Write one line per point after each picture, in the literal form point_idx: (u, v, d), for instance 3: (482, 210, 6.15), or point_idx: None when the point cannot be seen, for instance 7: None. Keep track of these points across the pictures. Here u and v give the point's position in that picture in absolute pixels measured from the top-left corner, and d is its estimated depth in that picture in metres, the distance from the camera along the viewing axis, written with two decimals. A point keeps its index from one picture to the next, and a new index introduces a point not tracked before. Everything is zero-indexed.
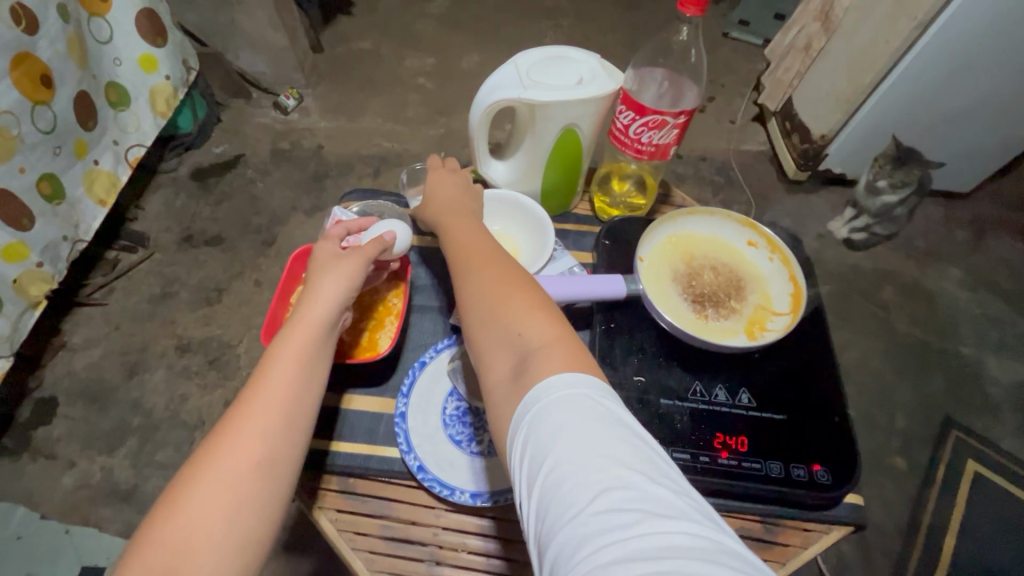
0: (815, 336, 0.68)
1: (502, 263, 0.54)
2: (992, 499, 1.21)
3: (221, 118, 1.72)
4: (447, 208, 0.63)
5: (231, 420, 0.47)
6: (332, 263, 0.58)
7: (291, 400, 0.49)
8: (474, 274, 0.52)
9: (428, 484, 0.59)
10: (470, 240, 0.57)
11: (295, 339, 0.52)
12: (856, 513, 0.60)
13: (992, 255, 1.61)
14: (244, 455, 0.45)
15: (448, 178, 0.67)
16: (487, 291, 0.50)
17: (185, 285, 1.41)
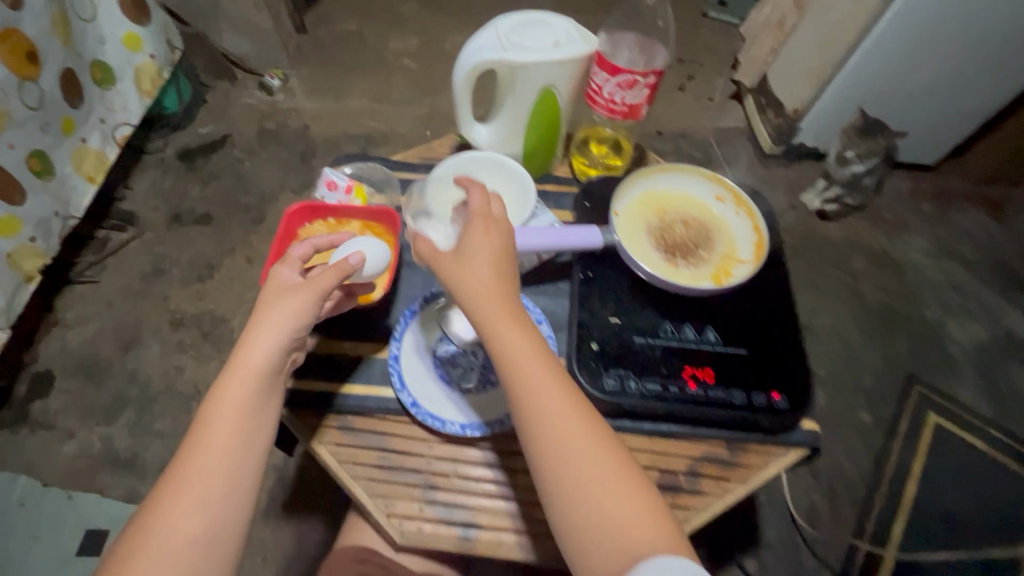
0: (777, 280, 0.73)
1: (568, 405, 0.51)
2: (955, 447, 1.27)
3: (207, 99, 1.73)
4: (490, 301, 0.54)
5: (178, 477, 0.53)
6: (275, 298, 0.58)
7: (234, 463, 0.54)
8: (552, 433, 0.50)
9: (421, 417, 0.64)
10: (527, 364, 0.52)
11: (234, 395, 0.55)
12: (811, 437, 0.66)
13: (958, 225, 1.63)
14: (186, 525, 0.51)
15: (482, 239, 0.56)
16: (571, 457, 0.50)
17: (176, 263, 1.43)
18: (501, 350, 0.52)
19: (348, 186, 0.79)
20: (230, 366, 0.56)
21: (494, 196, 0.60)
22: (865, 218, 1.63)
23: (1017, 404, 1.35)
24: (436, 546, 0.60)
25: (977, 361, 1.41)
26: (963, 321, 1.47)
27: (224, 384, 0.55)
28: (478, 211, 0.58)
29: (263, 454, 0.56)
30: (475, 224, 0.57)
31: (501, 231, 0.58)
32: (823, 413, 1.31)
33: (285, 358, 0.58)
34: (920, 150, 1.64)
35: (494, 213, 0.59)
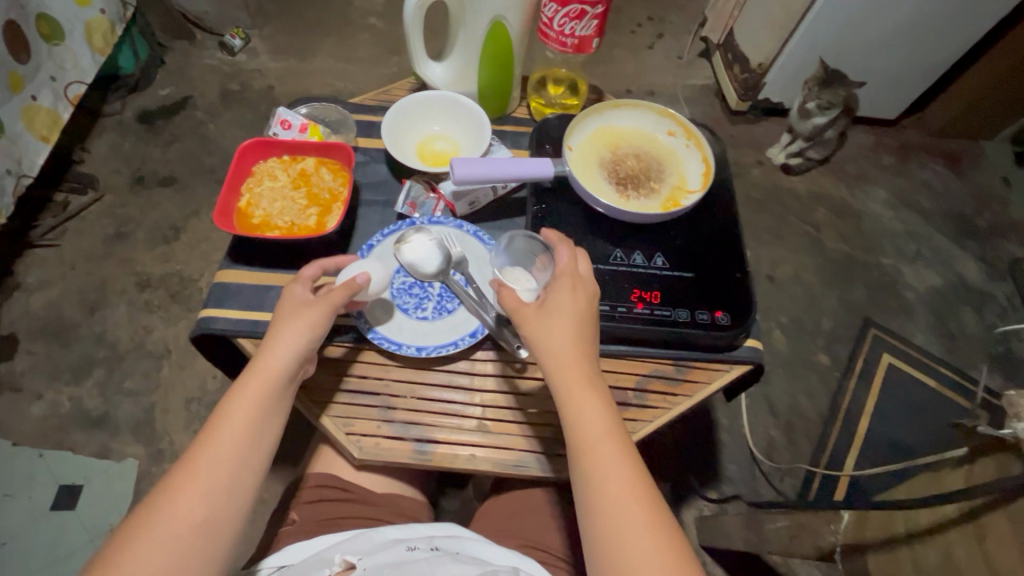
0: (725, 210, 0.76)
1: (634, 480, 0.51)
2: (906, 384, 1.33)
3: (165, 59, 1.67)
4: (572, 367, 0.55)
5: (185, 466, 0.52)
6: (298, 310, 0.60)
7: (243, 460, 0.53)
8: (613, 510, 0.49)
9: (375, 339, 0.65)
10: (599, 433, 0.53)
11: (252, 400, 0.55)
12: (754, 353, 0.70)
13: (918, 175, 1.70)
14: (189, 513, 0.50)
15: (567, 302, 0.58)
16: (629, 539, 0.48)
17: (140, 225, 1.41)
18: (575, 418, 0.54)
19: (302, 125, 0.79)
20: (251, 368, 0.57)
21: (580, 261, 0.62)
22: (827, 171, 1.67)
23: (967, 344, 1.41)
24: (394, 462, 0.63)
25: (930, 304, 1.47)
26: (918, 267, 1.53)
27: (242, 385, 0.56)
28: (566, 269, 0.61)
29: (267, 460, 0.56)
30: (564, 282, 0.59)
31: (585, 297, 0.59)
32: (782, 356, 1.36)
33: (299, 368, 0.59)
34: (881, 103, 1.67)
35: (586, 280, 0.60)
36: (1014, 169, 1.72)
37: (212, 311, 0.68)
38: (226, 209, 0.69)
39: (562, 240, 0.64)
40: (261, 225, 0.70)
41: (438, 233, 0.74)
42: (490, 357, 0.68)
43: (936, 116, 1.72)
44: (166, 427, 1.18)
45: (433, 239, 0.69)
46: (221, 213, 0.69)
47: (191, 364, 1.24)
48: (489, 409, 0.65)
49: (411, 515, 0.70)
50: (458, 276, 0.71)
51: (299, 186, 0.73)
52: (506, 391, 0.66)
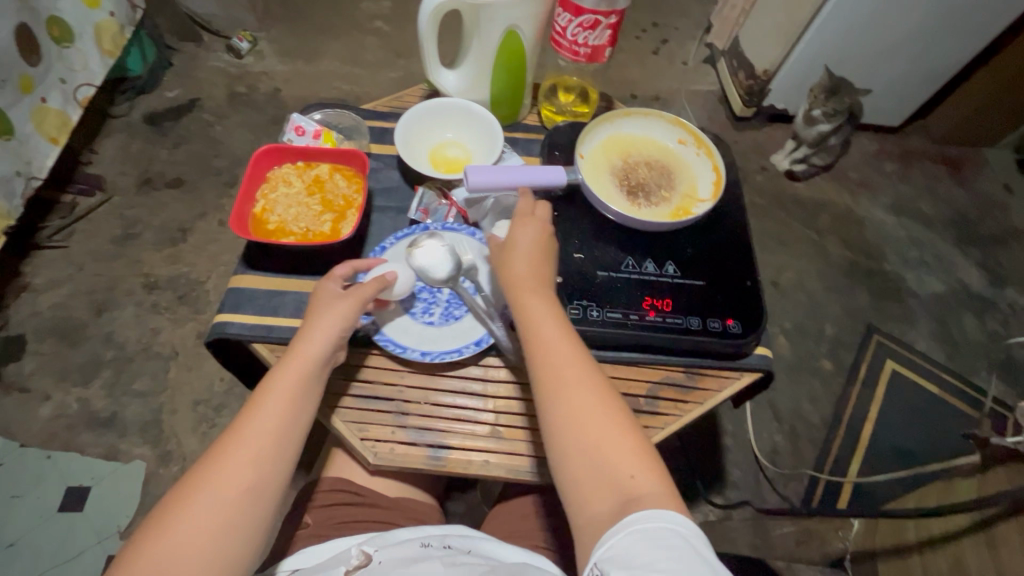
0: (734, 218, 0.77)
1: (578, 357, 0.56)
2: (909, 389, 1.34)
3: (172, 61, 1.68)
4: (520, 279, 0.60)
5: (228, 440, 0.53)
6: (332, 302, 0.61)
7: (282, 432, 0.54)
8: (557, 382, 0.55)
9: (382, 342, 0.66)
10: (546, 324, 0.58)
11: (292, 378, 0.56)
12: (764, 361, 0.71)
13: (922, 180, 1.70)
14: (238, 479, 0.50)
15: (524, 229, 0.63)
16: (574, 401, 0.53)
17: (148, 227, 1.41)
18: (524, 313, 0.59)
19: (316, 131, 0.79)
20: (289, 353, 0.58)
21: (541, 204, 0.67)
22: (831, 178, 1.68)
23: (969, 350, 1.42)
24: (407, 467, 0.63)
25: (933, 310, 1.48)
26: (920, 274, 1.54)
27: (281, 365, 0.57)
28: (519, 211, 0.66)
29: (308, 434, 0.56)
30: (517, 218, 0.64)
31: (541, 228, 0.64)
32: (786, 362, 1.37)
33: (335, 354, 0.60)
34: (884, 110, 1.68)
35: (539, 212, 0.66)
36: (1016, 177, 1.73)
37: (227, 316, 0.69)
38: (242, 217, 0.69)
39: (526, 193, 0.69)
40: (276, 231, 0.71)
41: (452, 240, 0.74)
42: (504, 366, 0.68)
43: (939, 123, 1.73)
44: (173, 428, 1.18)
45: (445, 245, 0.68)
46: (237, 220, 0.69)
47: (198, 366, 1.24)
48: (502, 415, 0.66)
49: (421, 517, 0.71)
50: (467, 283, 0.71)
51: (313, 192, 0.74)
52: (519, 398, 0.67)
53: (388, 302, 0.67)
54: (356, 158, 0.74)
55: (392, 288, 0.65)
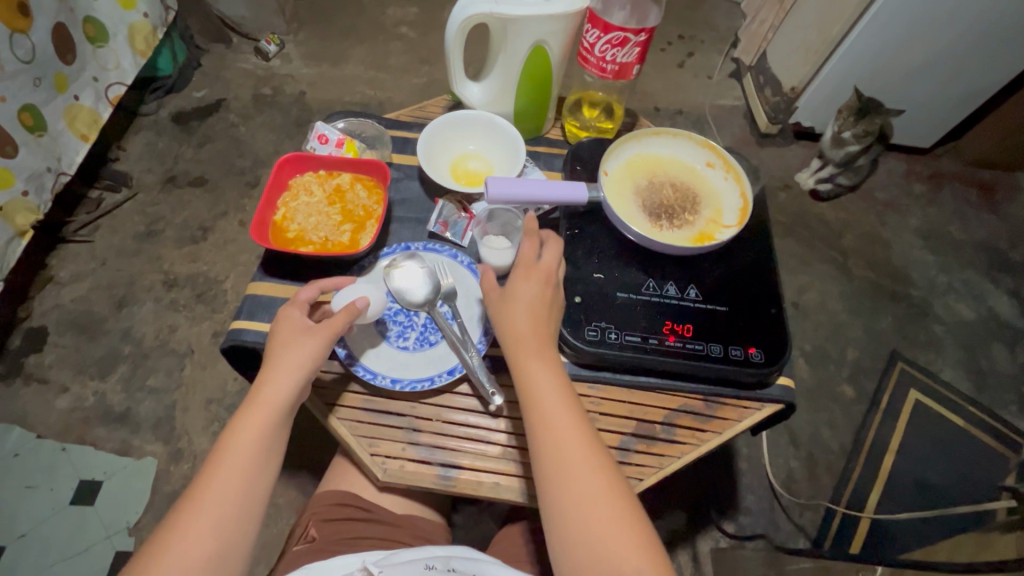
0: (759, 243, 0.75)
1: (581, 431, 0.55)
2: (933, 421, 1.30)
3: (202, 62, 1.71)
4: (522, 339, 0.58)
5: (191, 499, 0.53)
6: (298, 338, 0.59)
7: (248, 487, 0.54)
8: (560, 458, 0.53)
9: (353, 367, 0.65)
10: (548, 394, 0.56)
11: (255, 430, 0.56)
12: (786, 392, 0.68)
13: (952, 204, 1.65)
14: (202, 545, 0.50)
15: (527, 283, 0.61)
16: (578, 480, 0.52)
17: (170, 224, 1.43)
18: (526, 379, 0.57)
19: (339, 140, 0.79)
20: (252, 400, 0.57)
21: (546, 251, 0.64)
22: (857, 199, 1.64)
23: (998, 382, 1.37)
24: (417, 485, 0.62)
25: (960, 339, 1.43)
26: (948, 301, 1.49)
27: (243, 414, 0.56)
28: (524, 259, 0.63)
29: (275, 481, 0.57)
30: (519, 270, 0.62)
31: (545, 281, 0.61)
32: (805, 386, 1.34)
33: (301, 395, 0.59)
34: (915, 131, 1.64)
35: (541, 261, 0.63)
36: None
37: (243, 324, 0.69)
38: (262, 224, 0.69)
39: (533, 231, 0.65)
40: (296, 239, 0.71)
41: (432, 261, 0.73)
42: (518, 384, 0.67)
43: (972, 146, 1.68)
44: (185, 426, 1.19)
45: (425, 268, 0.70)
46: (257, 227, 0.69)
47: (212, 365, 1.25)
48: (514, 437, 0.65)
49: (429, 538, 0.70)
50: (445, 307, 0.70)
51: (334, 202, 0.74)
52: None
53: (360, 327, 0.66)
54: (378, 169, 0.74)
55: (365, 315, 0.63)
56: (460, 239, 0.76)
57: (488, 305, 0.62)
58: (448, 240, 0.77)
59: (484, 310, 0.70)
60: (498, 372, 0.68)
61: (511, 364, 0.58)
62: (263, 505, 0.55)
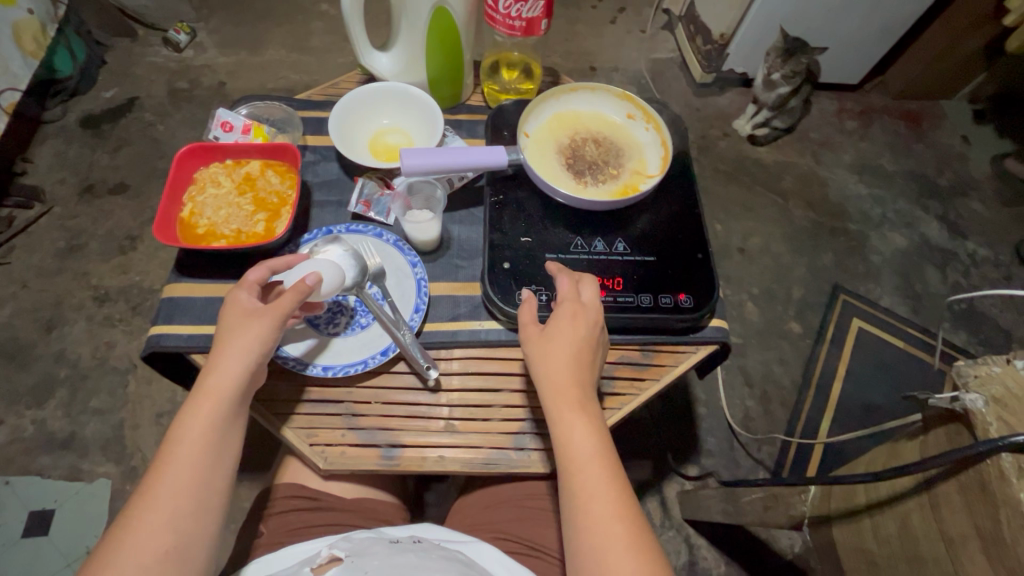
0: (682, 191, 0.75)
1: (618, 502, 0.52)
2: (874, 346, 1.36)
3: (107, 60, 1.59)
4: (560, 390, 0.56)
5: (141, 498, 0.50)
6: (245, 323, 0.56)
7: (204, 480, 0.51)
8: (595, 533, 0.50)
9: (280, 358, 0.63)
10: (588, 456, 0.54)
11: (203, 419, 0.53)
12: (719, 333, 0.70)
13: (883, 137, 1.70)
14: (153, 544, 0.48)
15: (568, 327, 0.58)
16: (612, 559, 0.49)
17: (94, 236, 1.35)
18: (565, 437, 0.55)
19: (245, 126, 0.76)
20: (200, 389, 0.54)
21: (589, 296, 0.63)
22: (793, 140, 1.67)
23: (933, 303, 1.43)
24: (360, 469, 0.62)
25: (896, 267, 1.49)
26: (883, 231, 1.55)
27: (192, 408, 0.53)
28: (568, 296, 0.61)
29: (233, 471, 0.54)
30: (565, 308, 0.59)
31: (588, 322, 0.59)
32: (755, 328, 1.38)
33: (253, 381, 0.56)
34: (843, 68, 1.67)
35: (587, 300, 0.61)
36: (974, 129, 1.73)
37: (160, 328, 0.66)
38: (167, 222, 0.66)
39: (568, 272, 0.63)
40: (206, 234, 0.68)
41: (356, 243, 0.71)
42: (455, 357, 0.67)
43: (897, 79, 1.72)
44: (137, 443, 1.15)
45: (347, 248, 0.66)
46: (161, 226, 0.65)
47: (157, 378, 1.20)
48: (457, 409, 0.65)
49: (383, 518, 0.69)
50: (375, 289, 0.68)
51: (244, 191, 0.71)
52: (473, 390, 0.66)
53: (316, 304, 0.63)
54: (287, 152, 0.71)
55: (317, 291, 0.60)
56: (384, 217, 0.74)
57: (525, 346, 0.59)
58: (373, 219, 0.75)
59: (414, 287, 0.69)
60: (434, 347, 0.67)
61: (549, 417, 0.56)
62: (223, 496, 0.53)
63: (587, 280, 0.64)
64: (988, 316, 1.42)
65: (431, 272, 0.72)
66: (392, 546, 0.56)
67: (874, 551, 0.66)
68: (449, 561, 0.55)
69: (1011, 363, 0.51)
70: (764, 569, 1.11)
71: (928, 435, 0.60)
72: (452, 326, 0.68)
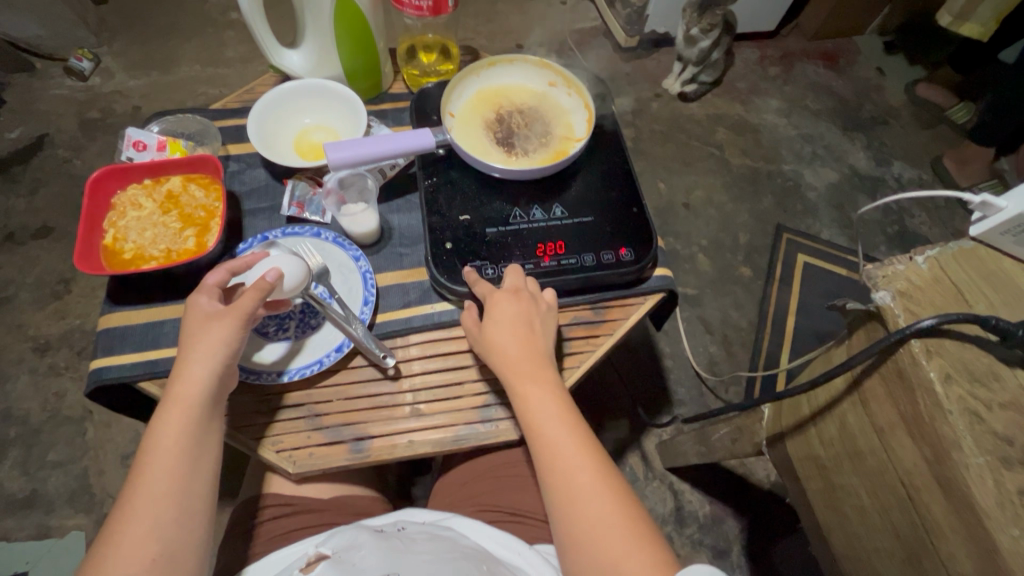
0: (609, 150, 0.77)
1: (584, 455, 0.53)
2: (819, 277, 1.43)
3: (6, 99, 1.49)
4: (515, 365, 0.58)
5: (122, 509, 0.49)
6: (205, 326, 0.55)
7: (183, 486, 0.50)
8: (565, 487, 0.52)
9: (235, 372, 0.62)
10: (548, 419, 0.55)
11: (176, 427, 0.52)
12: (665, 281, 0.72)
13: (804, 80, 1.77)
14: (140, 552, 0.47)
15: (502, 307, 0.60)
16: (584, 507, 0.50)
17: (23, 285, 1.28)
18: (523, 408, 0.56)
19: (160, 143, 0.74)
20: (167, 398, 0.53)
21: (529, 277, 0.65)
22: (721, 92, 1.72)
23: (869, 228, 1.51)
24: (330, 467, 0.62)
25: (831, 200, 1.56)
26: (815, 167, 1.62)
27: (161, 416, 0.52)
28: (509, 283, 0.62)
29: (214, 475, 0.54)
30: (503, 292, 0.61)
31: (524, 300, 0.61)
32: (708, 277, 1.43)
33: (223, 384, 0.55)
34: (757, 17, 1.72)
35: (523, 283, 0.63)
36: (886, 60, 1.81)
37: (103, 361, 0.63)
38: (86, 250, 0.63)
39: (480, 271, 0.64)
40: (135, 258, 0.65)
41: (294, 246, 0.70)
42: (413, 343, 0.67)
43: (809, 22, 1.79)
44: (105, 490, 1.10)
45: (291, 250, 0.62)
46: (81, 256, 0.63)
47: (116, 420, 1.16)
48: (421, 393, 0.65)
49: (363, 511, 0.70)
50: (320, 288, 0.67)
51: (168, 209, 0.69)
52: (434, 371, 0.66)
53: (285, 303, 0.61)
54: (205, 162, 0.69)
55: (279, 288, 0.58)
56: (320, 217, 0.74)
57: (470, 337, 0.61)
58: (309, 220, 0.74)
59: (361, 281, 0.68)
60: (389, 336, 0.67)
61: (509, 395, 0.58)
62: (207, 500, 0.52)
63: (522, 269, 0.66)
64: (919, 233, 1.50)
65: (376, 264, 0.72)
66: (377, 534, 0.56)
67: (823, 455, 0.70)
68: (437, 542, 0.55)
69: (914, 260, 0.56)
70: (746, 501, 1.16)
71: (852, 337, 0.64)
72: (405, 313, 0.68)
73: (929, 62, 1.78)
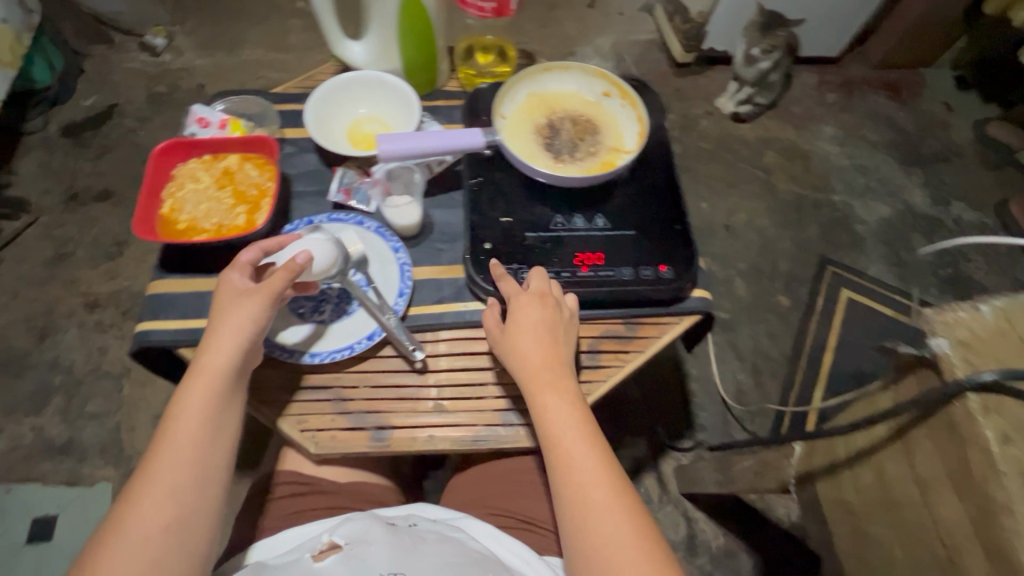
0: (657, 165, 0.76)
1: (600, 470, 0.52)
2: (862, 315, 1.37)
3: (85, 68, 1.58)
4: (537, 373, 0.57)
5: (145, 471, 0.50)
6: (234, 302, 0.56)
7: (204, 454, 0.52)
8: (579, 502, 0.51)
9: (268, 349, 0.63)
10: (565, 430, 0.54)
11: (200, 397, 0.53)
12: (703, 302, 0.70)
13: (865, 109, 1.70)
14: (159, 514, 0.48)
15: (528, 310, 0.60)
16: (595, 523, 0.50)
17: (81, 244, 1.35)
18: (541, 417, 0.56)
19: (222, 121, 0.76)
20: (194, 368, 0.55)
21: (556, 283, 0.65)
22: (775, 115, 1.67)
23: (920, 269, 1.44)
24: (350, 451, 0.63)
25: (882, 236, 1.50)
26: (868, 201, 1.55)
27: (187, 386, 0.54)
28: (537, 289, 0.62)
29: (233, 446, 0.55)
30: (531, 297, 0.61)
31: (550, 308, 0.61)
32: (744, 302, 1.39)
33: (248, 359, 0.57)
34: (822, 42, 1.67)
35: (553, 292, 0.62)
36: (957, 95, 1.73)
37: (148, 325, 0.66)
38: (146, 218, 0.66)
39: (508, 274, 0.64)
40: (188, 230, 0.68)
41: (337, 231, 0.71)
42: (442, 339, 0.68)
43: (876, 49, 1.73)
44: (135, 446, 1.15)
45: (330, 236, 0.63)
46: (141, 223, 0.66)
47: (152, 381, 1.21)
48: (445, 389, 0.66)
49: (378, 499, 0.71)
50: (359, 276, 0.68)
51: (223, 185, 0.71)
52: (460, 369, 0.66)
53: (311, 284, 0.63)
54: (261, 142, 0.71)
55: (307, 269, 0.59)
56: (365, 205, 0.75)
57: (493, 340, 0.61)
58: (354, 208, 0.75)
59: (398, 273, 0.69)
60: (420, 330, 0.68)
61: (528, 403, 0.57)
62: (225, 469, 0.54)
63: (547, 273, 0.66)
64: (974, 279, 1.43)
65: (413, 257, 0.73)
66: (388, 527, 0.56)
67: (856, 502, 0.67)
68: (445, 542, 0.55)
69: (978, 308, 0.53)
70: (761, 537, 1.13)
71: (901, 381, 0.61)
72: (438, 308, 0.69)
73: (1003, 101, 1.68)
